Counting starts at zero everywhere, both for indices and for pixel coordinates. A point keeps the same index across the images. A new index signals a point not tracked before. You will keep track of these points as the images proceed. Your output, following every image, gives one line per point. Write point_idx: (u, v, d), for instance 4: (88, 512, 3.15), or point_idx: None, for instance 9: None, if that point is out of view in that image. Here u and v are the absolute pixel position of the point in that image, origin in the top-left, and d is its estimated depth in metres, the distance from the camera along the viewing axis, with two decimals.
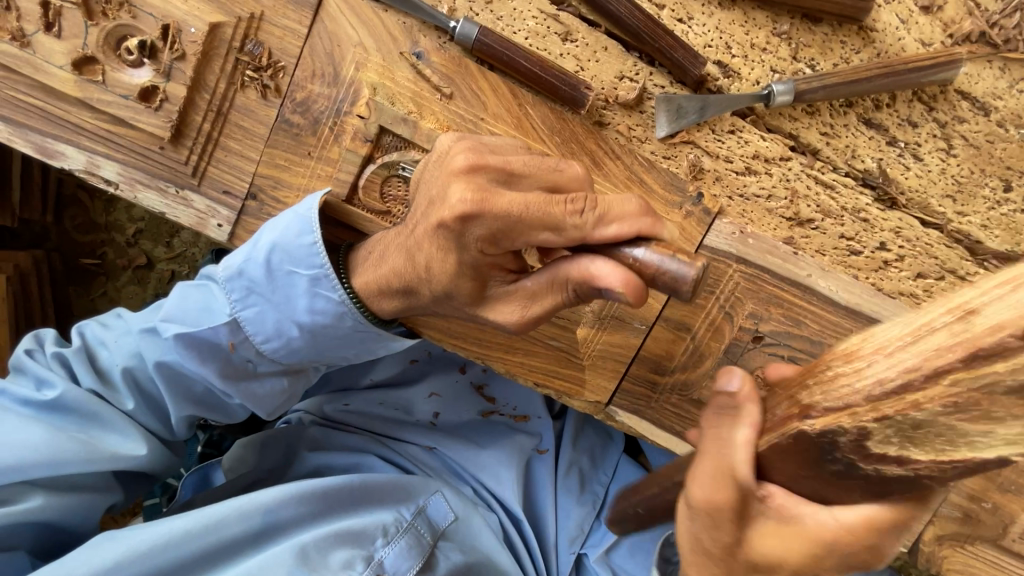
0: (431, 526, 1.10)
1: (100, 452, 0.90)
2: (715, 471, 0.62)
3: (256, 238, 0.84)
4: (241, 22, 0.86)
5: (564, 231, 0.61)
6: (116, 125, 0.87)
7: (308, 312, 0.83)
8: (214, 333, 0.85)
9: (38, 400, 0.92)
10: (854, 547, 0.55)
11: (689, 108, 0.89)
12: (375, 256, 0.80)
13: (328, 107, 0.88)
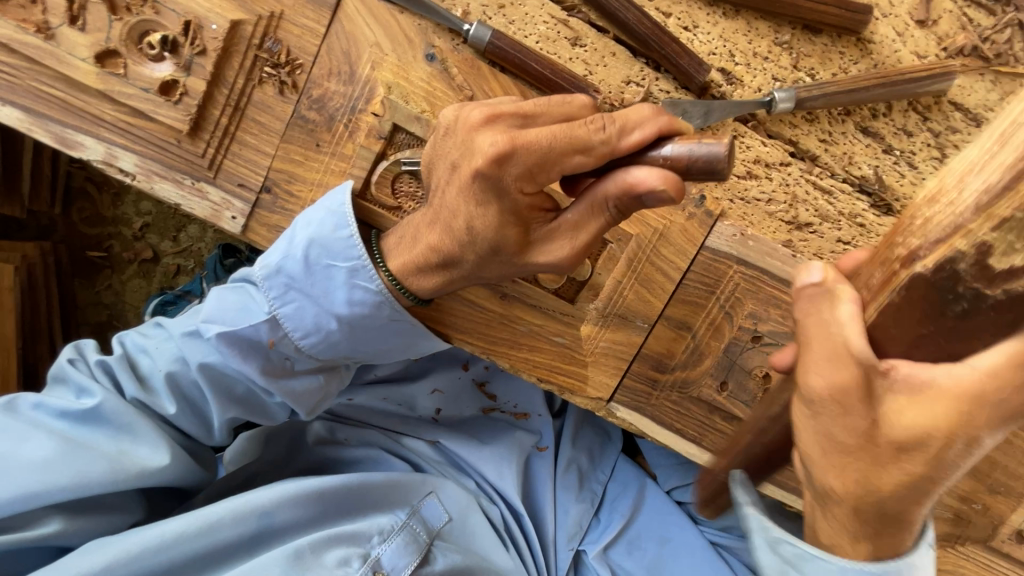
0: (426, 526, 1.11)
1: (128, 467, 0.91)
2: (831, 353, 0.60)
3: (289, 235, 0.86)
4: (261, 21, 0.88)
5: (593, 149, 0.65)
6: (136, 117, 0.89)
7: (346, 304, 0.84)
8: (254, 331, 0.86)
9: (77, 411, 0.93)
10: (1003, 393, 0.56)
11: (694, 113, 0.90)
12: (409, 238, 0.83)
13: (343, 105, 0.91)
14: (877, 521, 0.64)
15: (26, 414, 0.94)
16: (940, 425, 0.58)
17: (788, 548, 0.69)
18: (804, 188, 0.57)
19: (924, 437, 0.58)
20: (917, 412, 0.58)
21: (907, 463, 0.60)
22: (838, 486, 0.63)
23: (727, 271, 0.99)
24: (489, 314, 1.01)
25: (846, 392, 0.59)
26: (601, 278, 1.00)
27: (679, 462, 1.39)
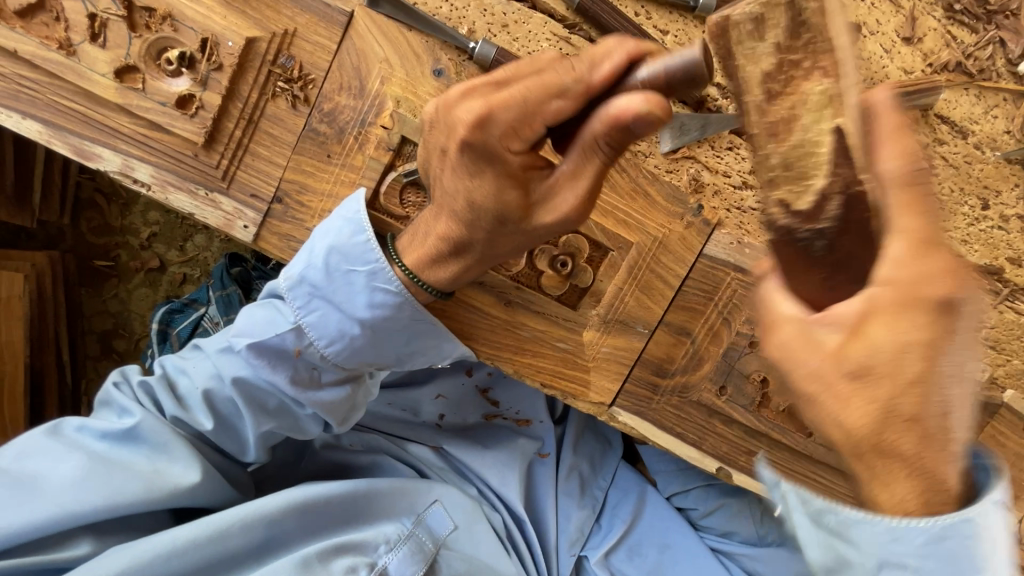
0: (432, 535, 1.12)
1: (163, 485, 0.93)
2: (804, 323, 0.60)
3: (309, 245, 0.89)
4: (275, 38, 0.92)
5: (569, 91, 0.68)
6: (152, 130, 0.92)
7: (367, 308, 0.87)
8: (281, 340, 0.90)
9: (117, 431, 0.96)
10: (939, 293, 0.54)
11: (691, 126, 0.96)
12: (420, 234, 0.86)
13: (353, 118, 0.94)
14: (889, 463, 0.56)
15: (69, 436, 0.97)
16: (894, 332, 0.55)
17: (838, 520, 0.61)
18: (818, 84, 0.57)
19: (898, 351, 0.55)
20: (895, 334, 0.55)
21: (875, 383, 0.55)
22: (827, 417, 0.58)
23: (725, 278, 1.03)
24: (494, 321, 1.03)
25: (804, 333, 0.59)
26: (602, 285, 1.03)
27: (680, 469, 1.41)
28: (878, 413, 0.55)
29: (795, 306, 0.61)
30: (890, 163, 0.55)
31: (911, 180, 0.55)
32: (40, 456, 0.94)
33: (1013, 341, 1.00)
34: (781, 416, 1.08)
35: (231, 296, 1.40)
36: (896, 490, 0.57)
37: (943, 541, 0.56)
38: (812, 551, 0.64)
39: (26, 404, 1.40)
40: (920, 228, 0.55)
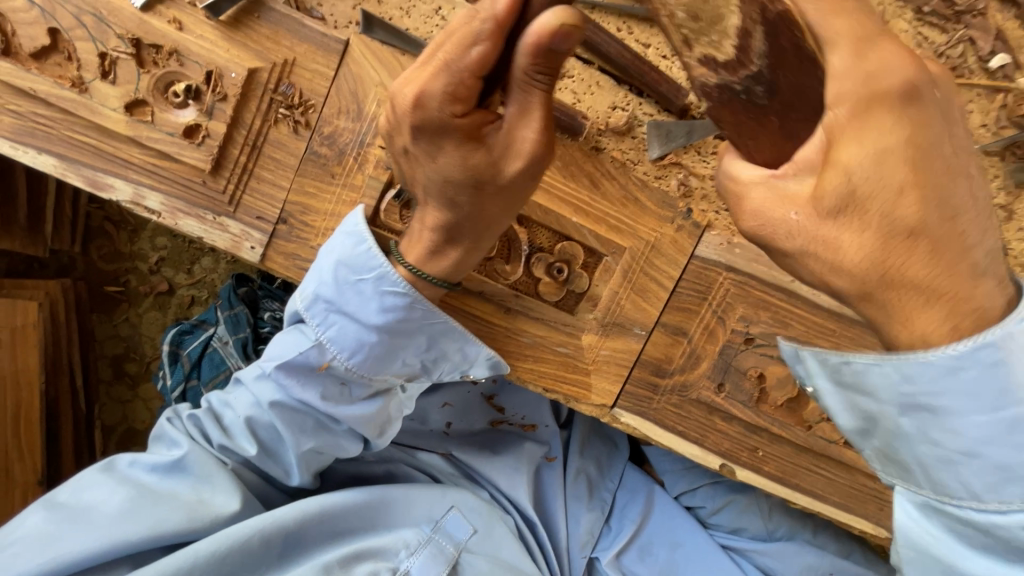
0: (452, 539, 1.14)
1: (205, 514, 0.97)
2: (771, 203, 0.64)
3: (318, 264, 0.92)
4: (276, 67, 0.96)
5: (488, 39, 0.68)
6: (162, 159, 0.96)
7: (379, 313, 0.89)
8: (305, 357, 0.93)
9: (166, 463, 1.00)
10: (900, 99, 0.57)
11: (676, 133, 1.02)
12: (418, 229, 0.90)
13: (352, 140, 0.99)
14: (889, 300, 0.61)
15: (121, 469, 1.01)
16: (864, 165, 0.58)
17: (850, 373, 0.68)
18: None
19: (876, 172, 0.58)
20: (878, 170, 0.58)
21: (868, 211, 0.59)
22: (812, 268, 0.64)
23: (718, 279, 1.07)
24: (496, 329, 1.05)
25: (772, 192, 0.64)
26: (598, 289, 1.06)
27: (686, 468, 1.44)
28: (873, 244, 0.59)
29: (754, 171, 0.66)
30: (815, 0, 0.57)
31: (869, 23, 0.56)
32: (93, 489, 0.98)
33: None
34: (780, 410, 1.11)
35: (239, 316, 1.45)
36: (928, 319, 0.60)
37: (1006, 368, 0.57)
38: (839, 417, 0.72)
39: (43, 427, 1.44)
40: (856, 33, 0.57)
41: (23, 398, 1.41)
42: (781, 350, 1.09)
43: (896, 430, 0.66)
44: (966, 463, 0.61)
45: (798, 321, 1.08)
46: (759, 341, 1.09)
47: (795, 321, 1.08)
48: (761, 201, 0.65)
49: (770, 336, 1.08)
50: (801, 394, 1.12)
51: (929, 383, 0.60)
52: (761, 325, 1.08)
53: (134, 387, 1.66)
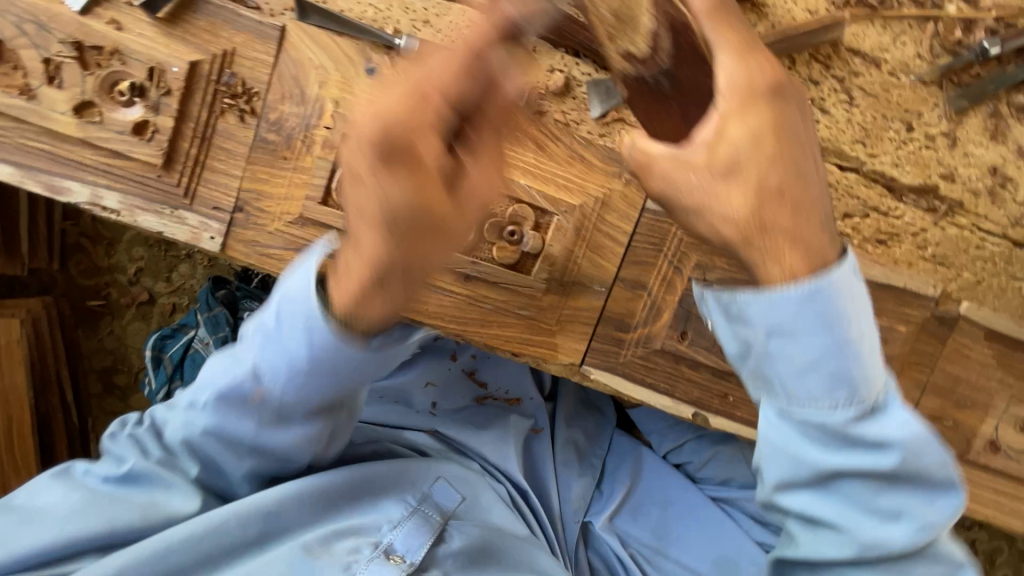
0: (439, 508, 1.13)
1: (160, 516, 0.99)
2: (674, 166, 0.73)
3: (269, 297, 0.92)
4: (216, 58, 0.98)
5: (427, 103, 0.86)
6: (115, 158, 0.99)
7: (305, 347, 0.87)
8: (241, 389, 0.93)
9: (115, 472, 1.01)
10: (769, 142, 0.71)
11: (616, 89, 1.05)
12: (345, 262, 0.85)
13: (298, 124, 1.01)
14: (765, 244, 0.72)
15: (72, 479, 1.02)
16: (745, 136, 0.71)
17: (739, 303, 0.74)
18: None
19: (754, 140, 0.71)
20: (754, 147, 0.71)
21: (735, 180, 0.71)
22: (715, 215, 0.73)
23: (671, 230, 1.09)
24: (456, 298, 1.07)
25: (676, 161, 0.73)
26: (553, 248, 1.07)
27: (669, 426, 1.46)
28: (754, 195, 0.71)
29: (664, 148, 0.74)
30: (734, 66, 0.71)
31: (774, 90, 0.72)
32: (48, 494, 1.00)
33: (957, 255, 1.17)
34: None
35: (219, 316, 1.48)
36: (779, 257, 0.72)
37: (816, 300, 0.70)
38: (726, 345, 0.78)
39: (36, 441, 1.48)
40: (757, 82, 0.71)
41: (14, 414, 1.44)
42: None
43: (762, 353, 0.75)
44: (818, 383, 0.73)
45: None
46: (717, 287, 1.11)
47: None
48: (665, 167, 0.74)
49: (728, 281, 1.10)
50: None
51: (783, 316, 0.71)
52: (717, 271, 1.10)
53: (125, 399, 1.69)
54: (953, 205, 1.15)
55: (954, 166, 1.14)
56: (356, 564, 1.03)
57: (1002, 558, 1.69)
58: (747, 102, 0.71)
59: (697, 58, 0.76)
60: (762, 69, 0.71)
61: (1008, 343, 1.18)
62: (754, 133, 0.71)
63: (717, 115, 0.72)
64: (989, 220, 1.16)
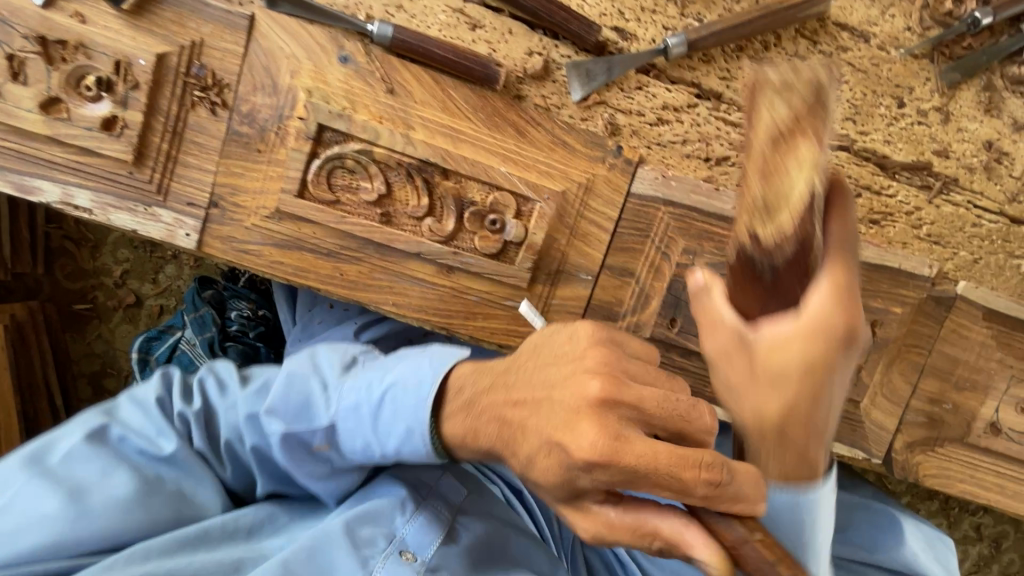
0: (447, 502, 1.05)
1: (188, 513, 0.94)
2: (727, 336, 0.74)
3: (383, 367, 0.90)
4: (184, 50, 0.96)
5: (692, 495, 0.64)
6: (85, 156, 0.97)
7: (395, 449, 0.87)
8: (312, 434, 0.91)
9: (152, 451, 0.94)
10: (817, 344, 0.69)
11: (597, 70, 1.02)
12: (462, 395, 0.82)
13: (271, 115, 0.99)
14: (771, 446, 0.74)
15: (111, 446, 0.93)
16: (795, 354, 0.69)
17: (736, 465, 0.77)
18: (808, 143, 0.64)
19: (803, 368, 0.70)
20: (786, 390, 0.71)
21: (769, 465, 0.75)
22: (745, 407, 0.74)
23: (657, 214, 1.07)
24: (439, 290, 1.05)
25: (735, 341, 0.73)
26: (536, 237, 1.04)
27: None
28: (781, 404, 0.72)
29: (733, 317, 0.73)
30: (818, 300, 0.68)
31: (837, 346, 0.69)
32: (81, 462, 0.90)
33: (953, 234, 1.13)
34: None
35: (206, 317, 1.47)
36: (781, 460, 0.75)
37: (800, 508, 0.75)
38: None
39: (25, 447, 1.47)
40: (834, 317, 0.68)
41: None
42: None
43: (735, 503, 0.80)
44: None
45: None
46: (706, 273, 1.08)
47: None
48: (718, 334, 0.74)
49: (716, 266, 1.08)
50: None
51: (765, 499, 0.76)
52: (706, 256, 1.08)
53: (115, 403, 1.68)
54: (947, 182, 1.12)
55: (947, 142, 1.11)
56: (372, 561, 0.94)
57: (1007, 543, 1.66)
58: (819, 316, 0.68)
59: (802, 269, 0.69)
60: (834, 325, 0.68)
61: (1007, 322, 1.15)
62: (812, 341, 0.69)
63: (786, 320, 0.70)
64: (984, 196, 1.13)
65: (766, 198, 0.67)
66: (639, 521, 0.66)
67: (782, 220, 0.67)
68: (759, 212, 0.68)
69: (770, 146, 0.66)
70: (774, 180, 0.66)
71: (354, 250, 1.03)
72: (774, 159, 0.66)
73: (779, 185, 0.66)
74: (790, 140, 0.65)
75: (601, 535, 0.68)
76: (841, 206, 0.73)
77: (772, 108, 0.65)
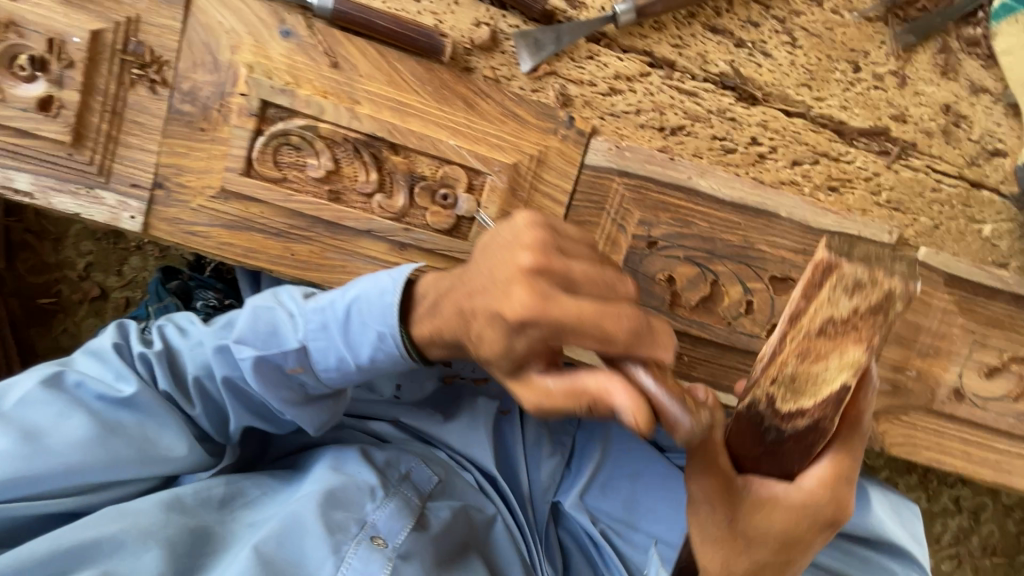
0: (417, 489, 1.04)
1: (153, 454, 0.91)
2: (717, 475, 0.74)
3: (346, 286, 0.91)
4: (120, 26, 0.94)
5: (615, 342, 0.65)
6: (23, 138, 0.95)
7: (368, 356, 0.88)
8: (283, 357, 0.90)
9: (112, 395, 0.90)
10: (809, 504, 0.77)
11: (545, 40, 1.00)
12: (428, 303, 0.84)
13: (213, 92, 0.97)
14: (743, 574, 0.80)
15: (67, 392, 0.90)
16: (782, 518, 0.77)
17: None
18: (857, 351, 0.69)
19: (787, 524, 0.78)
20: (769, 527, 0.78)
21: (745, 552, 0.79)
22: (734, 544, 0.78)
23: (612, 185, 1.05)
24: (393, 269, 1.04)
25: (726, 482, 0.74)
26: (488, 211, 1.03)
27: None
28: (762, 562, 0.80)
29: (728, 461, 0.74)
30: (811, 480, 0.78)
31: (823, 528, 0.80)
32: (38, 408, 0.88)
33: (913, 199, 1.12)
34: (697, 311, 1.10)
35: (169, 307, 1.44)
36: (753, 539, 0.78)
37: None
38: None
39: None
40: (828, 501, 0.78)
41: None
42: (688, 250, 1.07)
43: None
44: None
45: (701, 219, 1.07)
46: (663, 244, 1.07)
47: (698, 219, 1.07)
48: (706, 475, 0.74)
49: (673, 237, 1.07)
50: (715, 292, 1.10)
51: None
52: (662, 227, 1.06)
53: None
54: (906, 147, 1.11)
55: (905, 106, 1.10)
56: (344, 546, 0.91)
57: (986, 514, 1.61)
58: (810, 525, 0.79)
59: (807, 442, 0.74)
60: (833, 469, 0.78)
61: (969, 287, 1.13)
62: (802, 496, 0.77)
63: (783, 483, 0.78)
64: (944, 159, 1.12)
65: (812, 331, 0.69)
66: (572, 382, 0.67)
67: (808, 405, 0.71)
68: (786, 390, 0.71)
69: (807, 307, 0.69)
70: (819, 338, 0.69)
71: (305, 229, 1.01)
72: (815, 352, 0.70)
73: (809, 379, 0.71)
74: (843, 336, 0.69)
75: (539, 404, 0.69)
76: (850, 424, 0.78)
77: (831, 306, 0.68)
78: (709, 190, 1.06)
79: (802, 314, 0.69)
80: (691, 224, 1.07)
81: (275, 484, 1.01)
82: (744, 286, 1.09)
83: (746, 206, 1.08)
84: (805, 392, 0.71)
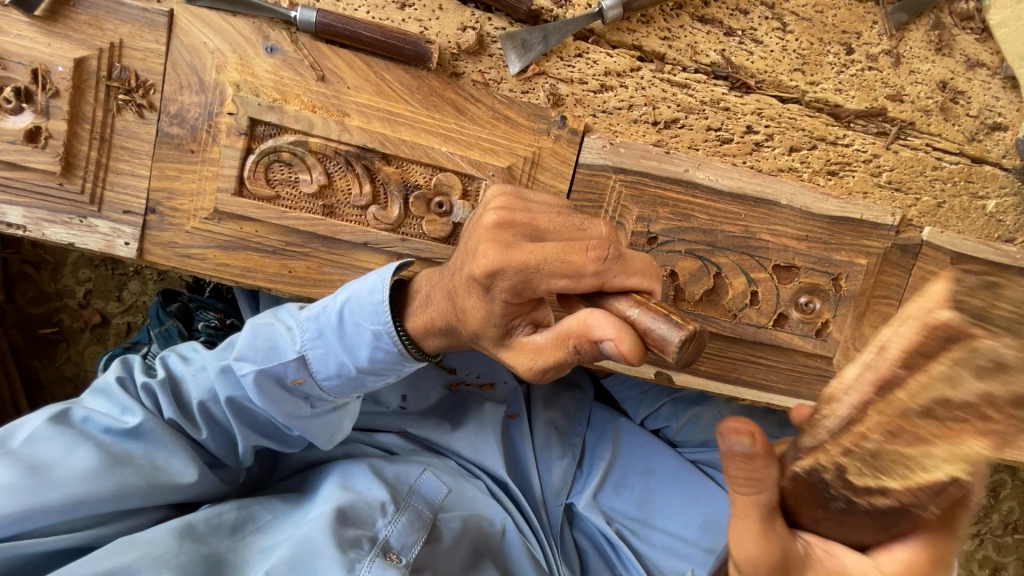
0: (427, 501, 1.03)
1: (162, 482, 0.89)
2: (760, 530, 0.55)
3: (338, 291, 0.92)
4: (103, 53, 0.93)
5: (584, 277, 0.67)
6: (12, 170, 0.94)
7: (368, 359, 0.89)
8: (284, 368, 0.89)
9: (118, 427, 0.90)
10: None
11: (533, 40, 0.98)
12: (423, 296, 0.86)
13: (200, 113, 0.96)
14: None
15: (73, 427, 0.90)
16: None
17: None
18: (982, 446, 0.44)
19: None
20: None
21: None
22: None
23: (608, 182, 1.04)
24: None
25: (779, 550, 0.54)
26: None
27: (644, 391, 1.30)
28: None
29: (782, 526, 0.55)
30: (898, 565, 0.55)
31: None
32: (43, 443, 0.86)
33: (915, 179, 1.11)
34: (700, 305, 1.09)
35: (171, 331, 1.43)
36: None
37: None
38: None
39: None
40: None
41: None
42: (688, 244, 1.06)
43: None
44: None
45: (700, 211, 1.05)
46: (664, 239, 1.06)
47: (696, 212, 1.05)
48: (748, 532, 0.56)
49: (673, 231, 1.05)
50: (719, 285, 1.09)
51: None
52: (662, 222, 1.05)
53: None
54: (904, 126, 1.09)
55: (900, 85, 1.08)
56: (358, 564, 0.88)
57: (1005, 491, 1.59)
58: None
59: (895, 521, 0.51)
60: (929, 553, 0.56)
61: (976, 265, 1.11)
62: None
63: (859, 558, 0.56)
64: (944, 137, 1.10)
65: (908, 408, 0.45)
66: (557, 330, 0.68)
67: (896, 489, 0.48)
68: (862, 465, 0.49)
69: (905, 372, 0.45)
70: (918, 418, 0.45)
71: (300, 245, 1.01)
72: (909, 433, 0.46)
73: (899, 461, 0.47)
74: (963, 424, 0.44)
75: (535, 363, 0.71)
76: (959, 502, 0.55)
77: (946, 388, 0.43)
78: (708, 181, 1.05)
79: (884, 376, 0.46)
80: (690, 217, 1.06)
81: (286, 507, 1.00)
82: (747, 276, 1.08)
83: (745, 195, 1.06)
84: (893, 476, 0.48)
